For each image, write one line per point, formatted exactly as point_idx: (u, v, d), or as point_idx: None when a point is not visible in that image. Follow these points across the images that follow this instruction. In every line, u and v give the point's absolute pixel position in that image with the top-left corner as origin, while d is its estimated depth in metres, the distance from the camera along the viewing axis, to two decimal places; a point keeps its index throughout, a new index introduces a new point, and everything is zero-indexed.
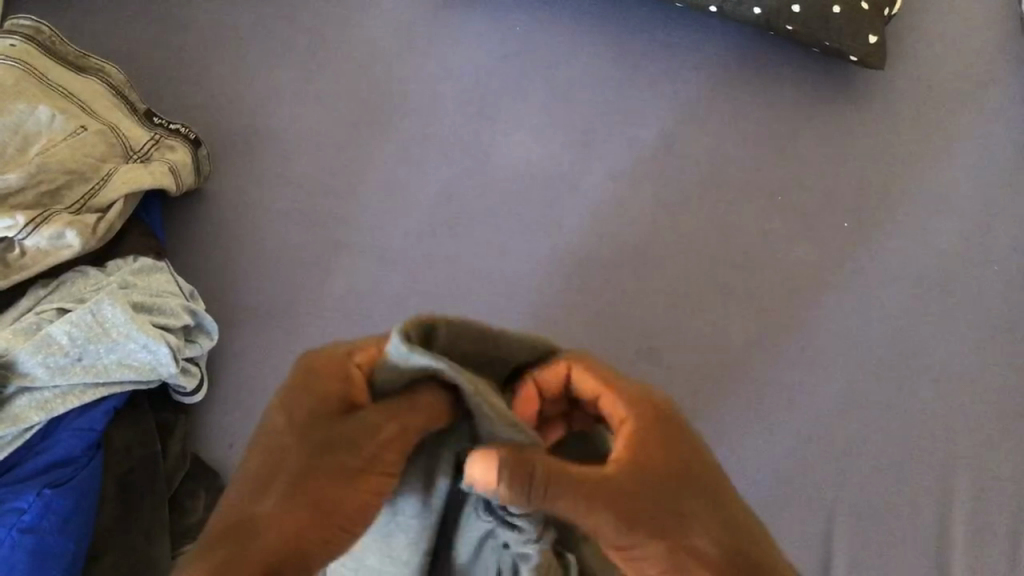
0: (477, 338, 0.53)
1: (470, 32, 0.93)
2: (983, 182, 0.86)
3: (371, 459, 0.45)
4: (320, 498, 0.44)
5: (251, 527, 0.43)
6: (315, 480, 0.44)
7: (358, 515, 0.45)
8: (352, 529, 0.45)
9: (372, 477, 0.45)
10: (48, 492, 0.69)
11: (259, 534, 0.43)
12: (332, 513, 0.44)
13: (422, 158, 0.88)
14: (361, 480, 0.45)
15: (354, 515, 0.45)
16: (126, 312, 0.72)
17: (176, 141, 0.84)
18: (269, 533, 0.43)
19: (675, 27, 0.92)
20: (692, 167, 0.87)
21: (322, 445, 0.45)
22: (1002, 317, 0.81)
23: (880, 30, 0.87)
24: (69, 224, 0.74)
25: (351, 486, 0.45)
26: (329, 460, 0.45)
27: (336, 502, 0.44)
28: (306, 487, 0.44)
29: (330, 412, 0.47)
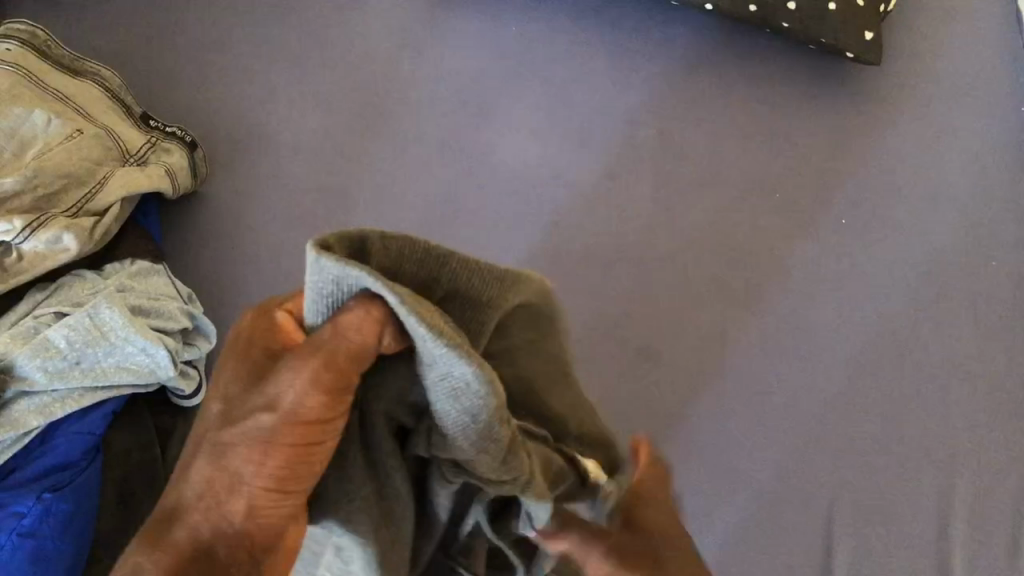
0: (421, 267, 0.43)
1: (465, 31, 0.93)
2: (980, 177, 0.86)
3: (284, 416, 0.38)
4: (240, 477, 0.39)
5: (182, 504, 0.40)
6: (236, 453, 0.39)
7: (303, 473, 0.39)
8: (300, 485, 0.40)
9: (306, 438, 0.39)
10: (48, 496, 0.69)
11: (177, 527, 0.39)
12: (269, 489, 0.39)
13: (419, 159, 0.88)
14: (288, 442, 0.39)
15: (298, 480, 0.39)
16: (124, 315, 0.72)
17: (172, 143, 0.85)
18: (202, 522, 0.39)
19: (670, 25, 0.92)
20: (690, 165, 0.87)
21: (241, 404, 0.40)
22: (1001, 311, 0.81)
23: (876, 27, 0.88)
24: (68, 227, 0.74)
25: (269, 458, 0.39)
26: (254, 427, 0.39)
27: (262, 475, 0.39)
28: (220, 461, 0.39)
29: (258, 368, 0.41)
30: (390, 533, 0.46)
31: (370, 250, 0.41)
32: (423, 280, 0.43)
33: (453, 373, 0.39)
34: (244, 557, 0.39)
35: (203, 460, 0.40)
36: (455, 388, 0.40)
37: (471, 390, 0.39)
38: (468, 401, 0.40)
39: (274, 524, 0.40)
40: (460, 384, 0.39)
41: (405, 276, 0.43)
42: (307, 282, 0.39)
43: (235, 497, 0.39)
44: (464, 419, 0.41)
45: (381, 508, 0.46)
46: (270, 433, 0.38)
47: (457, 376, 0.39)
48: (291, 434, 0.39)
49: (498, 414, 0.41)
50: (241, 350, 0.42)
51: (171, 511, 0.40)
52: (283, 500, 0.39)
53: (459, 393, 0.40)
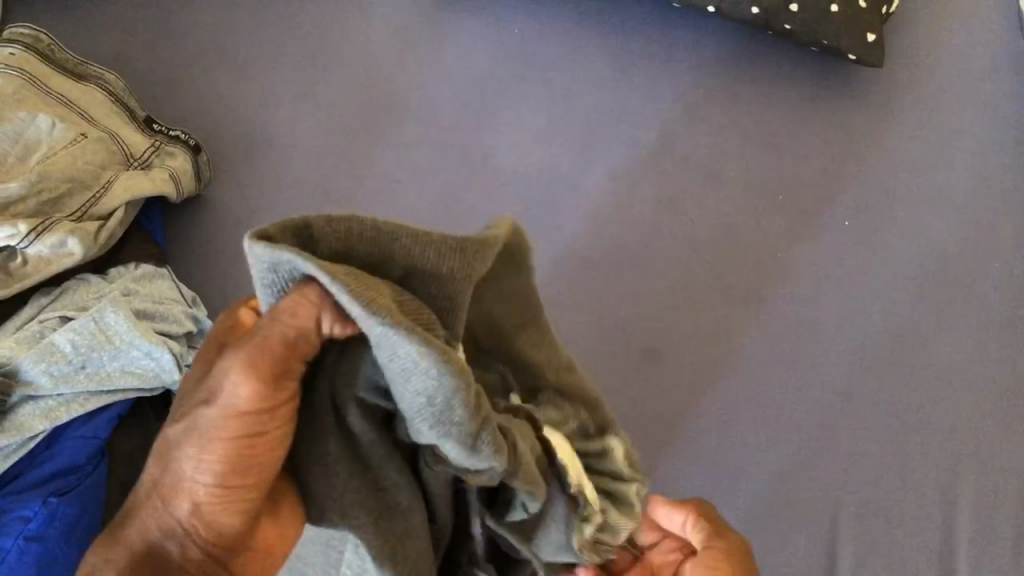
0: (375, 249, 0.42)
1: (467, 34, 0.93)
2: (982, 177, 0.86)
3: (221, 414, 0.40)
4: (181, 477, 0.41)
5: (139, 501, 0.43)
6: (180, 454, 0.41)
7: (244, 466, 0.41)
8: (237, 478, 0.41)
9: (240, 432, 0.40)
10: (54, 501, 0.69)
11: (127, 530, 0.43)
12: (220, 487, 0.41)
13: (423, 161, 0.88)
14: (224, 438, 0.40)
15: (243, 476, 0.41)
16: (129, 319, 0.72)
17: (176, 147, 0.85)
18: (153, 523, 0.42)
19: (673, 27, 0.93)
20: (693, 165, 0.87)
21: (184, 399, 0.43)
22: (1004, 311, 0.81)
23: (878, 29, 0.88)
24: (72, 232, 0.74)
25: (210, 455, 0.40)
26: (193, 426, 0.41)
27: (200, 472, 0.41)
28: (166, 465, 0.42)
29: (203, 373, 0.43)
30: (396, 531, 0.46)
31: (314, 235, 0.41)
32: (376, 260, 0.42)
33: (402, 349, 0.38)
34: (194, 555, 0.42)
35: (154, 462, 0.42)
36: (409, 366, 0.39)
37: (425, 363, 0.38)
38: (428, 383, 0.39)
39: (218, 517, 0.42)
40: (411, 358, 0.38)
41: (358, 256, 0.42)
42: (251, 271, 0.40)
43: (178, 496, 0.41)
44: (428, 398, 0.40)
45: (381, 505, 0.47)
46: (211, 431, 0.40)
47: (408, 355, 0.38)
48: (229, 432, 0.40)
49: (456, 388, 0.39)
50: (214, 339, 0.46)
51: (125, 513, 0.43)
52: (227, 495, 0.41)
53: (412, 368, 0.39)
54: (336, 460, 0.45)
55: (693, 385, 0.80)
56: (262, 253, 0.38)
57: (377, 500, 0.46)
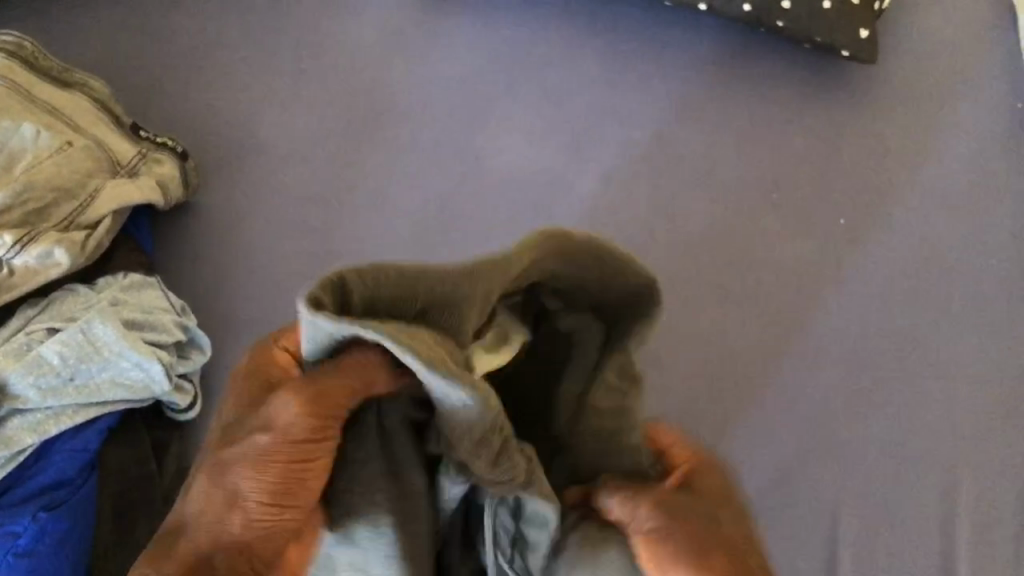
0: (398, 283, 0.46)
1: (457, 34, 0.92)
2: (977, 174, 0.86)
3: (280, 437, 0.43)
4: (238, 490, 0.43)
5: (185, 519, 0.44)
6: (234, 469, 0.43)
7: (301, 484, 0.43)
8: (298, 498, 0.43)
9: (287, 450, 0.43)
10: (44, 515, 0.68)
11: (183, 540, 0.43)
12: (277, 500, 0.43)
13: (414, 165, 0.87)
14: (265, 458, 0.43)
15: (289, 496, 0.43)
16: (117, 329, 0.71)
17: (164, 154, 0.84)
18: (206, 528, 0.43)
19: (665, 26, 0.92)
20: (687, 165, 0.86)
21: (242, 427, 0.45)
22: (1000, 309, 0.81)
23: (872, 25, 0.87)
24: (58, 241, 0.73)
25: (262, 472, 0.42)
26: (238, 448, 0.43)
27: (256, 488, 0.42)
28: (217, 481, 0.43)
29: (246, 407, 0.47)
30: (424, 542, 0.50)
31: (349, 289, 0.44)
32: (399, 299, 0.46)
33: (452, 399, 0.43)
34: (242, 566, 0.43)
35: (194, 481, 0.45)
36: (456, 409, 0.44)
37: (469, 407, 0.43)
38: (471, 418, 0.44)
39: (268, 543, 0.43)
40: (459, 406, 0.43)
41: (380, 302, 0.46)
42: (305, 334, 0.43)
43: (236, 509, 0.43)
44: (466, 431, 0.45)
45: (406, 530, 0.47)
46: (267, 450, 0.43)
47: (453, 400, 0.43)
48: (293, 454, 0.43)
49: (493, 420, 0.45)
50: (251, 372, 0.49)
51: (177, 524, 0.44)
52: (268, 509, 0.43)
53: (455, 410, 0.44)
54: (387, 487, 0.47)
55: (690, 388, 0.79)
56: (324, 325, 0.42)
57: (405, 515, 0.47)
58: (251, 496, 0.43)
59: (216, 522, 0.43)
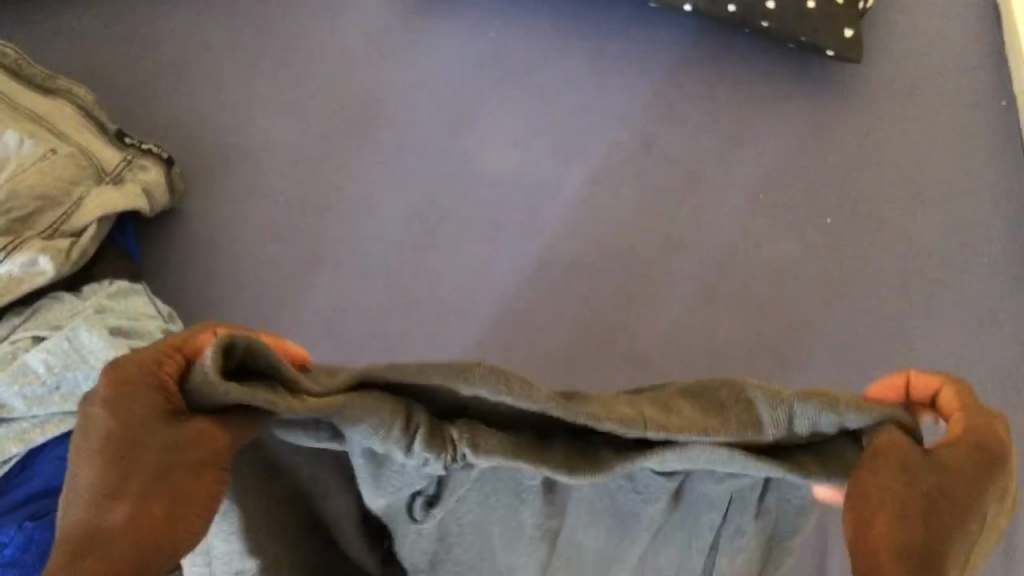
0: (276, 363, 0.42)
1: (443, 37, 0.92)
2: (962, 172, 0.86)
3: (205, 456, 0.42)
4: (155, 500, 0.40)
5: (102, 536, 0.40)
6: (132, 483, 0.40)
7: (216, 500, 0.42)
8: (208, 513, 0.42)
9: (214, 462, 0.42)
10: (31, 525, 0.67)
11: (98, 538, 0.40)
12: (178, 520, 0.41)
13: (400, 169, 0.87)
14: (202, 463, 0.41)
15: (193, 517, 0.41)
16: (102, 338, 0.71)
17: (149, 161, 0.83)
18: (105, 528, 0.40)
19: (651, 27, 0.92)
20: (673, 166, 0.86)
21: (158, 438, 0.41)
22: (986, 306, 0.81)
23: (857, 25, 0.87)
24: (43, 249, 0.73)
25: (211, 477, 0.42)
26: (164, 456, 0.41)
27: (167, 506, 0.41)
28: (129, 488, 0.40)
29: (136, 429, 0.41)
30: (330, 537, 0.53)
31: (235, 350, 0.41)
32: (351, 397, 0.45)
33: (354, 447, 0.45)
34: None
35: (108, 507, 0.40)
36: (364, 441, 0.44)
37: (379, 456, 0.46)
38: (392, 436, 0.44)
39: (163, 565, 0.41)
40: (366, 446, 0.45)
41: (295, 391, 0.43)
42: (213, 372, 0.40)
43: (135, 515, 0.40)
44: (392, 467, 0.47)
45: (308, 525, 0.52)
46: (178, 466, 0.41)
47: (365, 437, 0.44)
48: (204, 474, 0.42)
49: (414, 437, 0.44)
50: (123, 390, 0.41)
51: (86, 542, 0.40)
52: (193, 517, 0.41)
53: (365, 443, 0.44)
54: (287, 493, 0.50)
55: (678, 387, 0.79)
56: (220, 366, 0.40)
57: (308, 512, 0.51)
58: (162, 508, 0.41)
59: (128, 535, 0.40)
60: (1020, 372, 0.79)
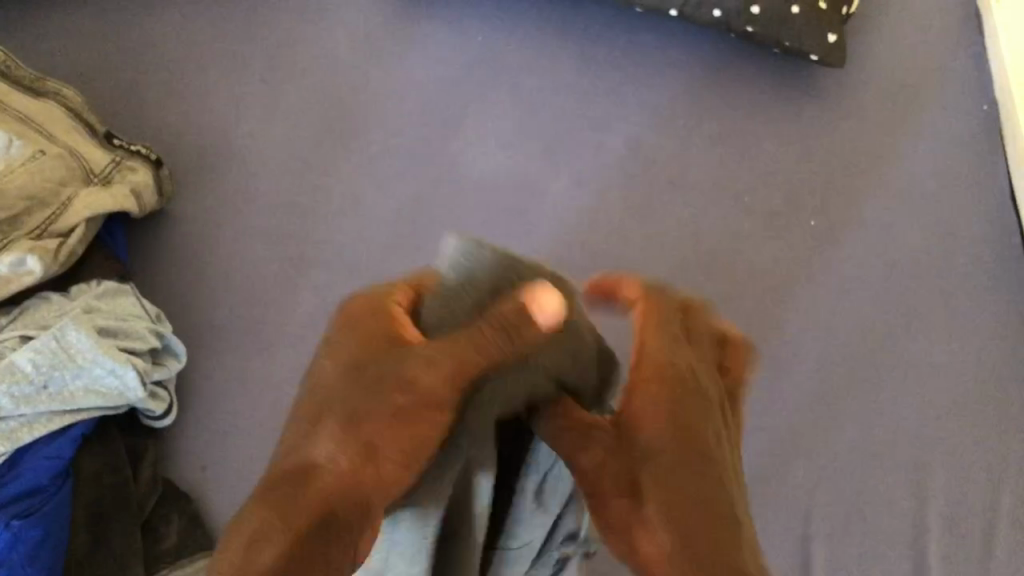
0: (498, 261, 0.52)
1: (432, 41, 0.93)
2: (945, 174, 0.87)
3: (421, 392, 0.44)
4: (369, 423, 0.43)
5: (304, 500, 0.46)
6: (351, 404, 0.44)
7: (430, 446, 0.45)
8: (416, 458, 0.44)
9: (423, 409, 0.44)
10: (17, 523, 0.68)
11: (315, 450, 0.43)
12: (411, 456, 0.44)
13: (387, 172, 0.87)
14: (412, 409, 0.44)
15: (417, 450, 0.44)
16: (91, 337, 0.72)
17: (137, 162, 0.83)
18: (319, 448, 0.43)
19: (637, 32, 0.93)
20: (659, 170, 0.87)
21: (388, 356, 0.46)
22: (968, 306, 0.82)
23: (839, 29, 0.89)
24: (31, 250, 0.74)
25: (409, 432, 0.44)
26: (386, 400, 0.44)
27: None
28: (350, 424, 0.43)
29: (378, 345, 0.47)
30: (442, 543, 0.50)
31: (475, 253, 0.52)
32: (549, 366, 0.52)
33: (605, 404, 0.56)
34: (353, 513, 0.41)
35: (316, 432, 0.44)
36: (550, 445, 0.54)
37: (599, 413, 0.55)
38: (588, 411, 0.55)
39: (384, 485, 0.43)
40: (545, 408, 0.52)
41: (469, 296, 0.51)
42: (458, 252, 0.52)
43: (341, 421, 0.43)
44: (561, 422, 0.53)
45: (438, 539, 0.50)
46: (398, 390, 0.44)
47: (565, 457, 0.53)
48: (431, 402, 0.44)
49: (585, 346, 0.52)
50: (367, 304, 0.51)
51: (298, 470, 0.42)
52: (401, 449, 0.44)
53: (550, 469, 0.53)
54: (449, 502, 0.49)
55: None
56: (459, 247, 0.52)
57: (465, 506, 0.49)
58: (388, 443, 0.43)
59: (345, 466, 0.42)
60: (1002, 374, 0.80)
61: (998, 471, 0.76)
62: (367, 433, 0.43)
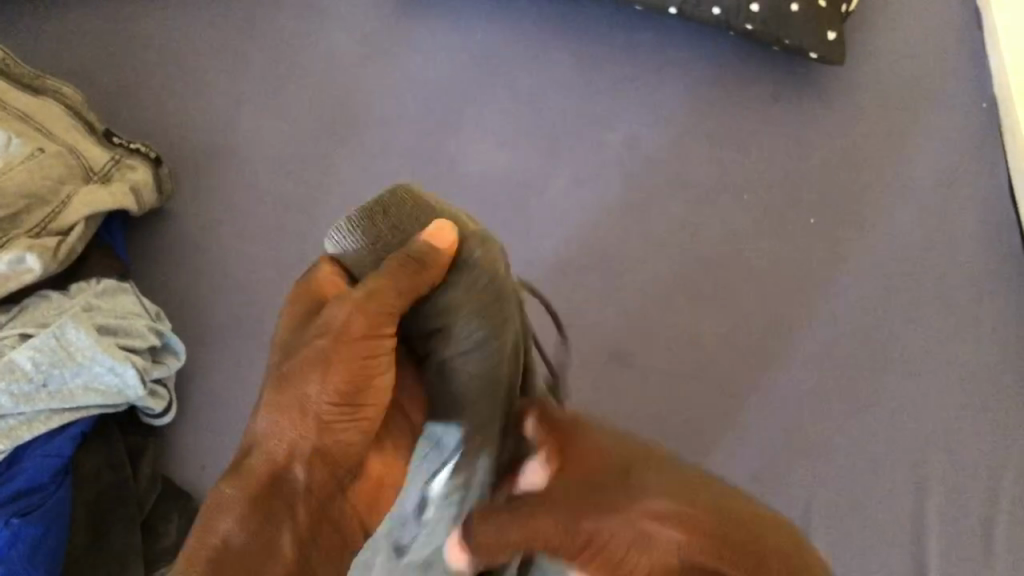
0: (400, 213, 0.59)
1: (430, 38, 0.93)
2: (945, 172, 0.87)
3: (336, 334, 0.50)
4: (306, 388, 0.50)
5: (286, 494, 0.50)
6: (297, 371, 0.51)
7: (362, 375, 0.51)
8: (353, 386, 0.50)
9: (350, 345, 0.50)
10: (16, 522, 0.68)
11: (265, 415, 0.51)
12: (349, 388, 0.50)
13: (386, 171, 0.87)
14: (338, 351, 0.50)
15: (358, 390, 0.51)
16: (91, 335, 0.72)
17: (137, 160, 0.83)
18: (269, 409, 0.51)
19: (636, 30, 0.93)
20: (658, 169, 0.87)
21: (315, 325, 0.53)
22: (968, 302, 0.82)
23: (839, 27, 0.88)
24: (30, 248, 0.74)
25: (330, 373, 0.50)
26: (314, 349, 0.51)
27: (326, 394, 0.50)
28: (288, 381, 0.51)
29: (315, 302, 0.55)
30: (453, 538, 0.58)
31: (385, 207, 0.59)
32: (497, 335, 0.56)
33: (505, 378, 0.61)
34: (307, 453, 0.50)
35: (270, 397, 0.52)
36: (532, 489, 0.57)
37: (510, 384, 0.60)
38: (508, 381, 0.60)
39: (327, 427, 0.50)
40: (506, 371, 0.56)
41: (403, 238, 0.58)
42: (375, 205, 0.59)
43: (289, 378, 0.51)
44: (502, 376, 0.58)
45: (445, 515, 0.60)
46: (325, 338, 0.51)
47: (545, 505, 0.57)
48: (353, 335, 0.51)
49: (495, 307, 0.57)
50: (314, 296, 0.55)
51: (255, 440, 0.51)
52: (342, 390, 0.50)
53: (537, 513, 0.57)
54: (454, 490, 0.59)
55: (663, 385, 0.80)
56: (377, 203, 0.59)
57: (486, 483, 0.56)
58: (319, 378, 0.50)
59: (292, 417, 0.50)
60: (1002, 371, 0.79)
61: (998, 468, 0.76)
62: (300, 385, 0.50)
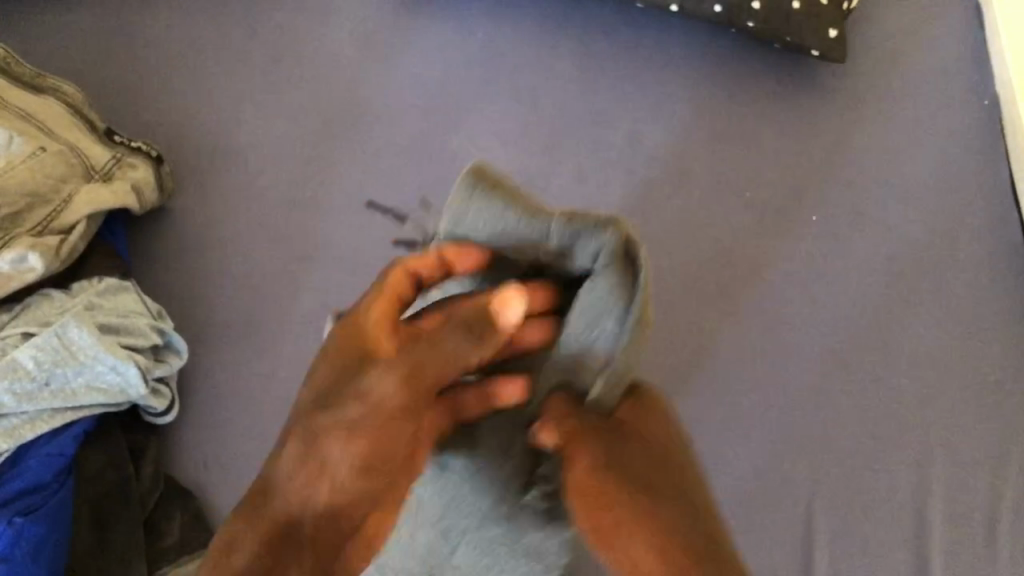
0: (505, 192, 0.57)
1: (432, 35, 0.92)
2: (946, 169, 0.87)
3: (375, 405, 0.46)
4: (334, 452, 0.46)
5: (295, 542, 0.46)
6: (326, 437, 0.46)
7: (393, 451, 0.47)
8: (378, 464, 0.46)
9: (385, 419, 0.46)
10: (20, 521, 0.68)
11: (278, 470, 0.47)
12: (374, 460, 0.46)
13: (387, 168, 0.87)
14: (377, 423, 0.46)
15: (382, 461, 0.47)
16: (93, 334, 0.72)
17: (138, 159, 0.83)
18: (286, 463, 0.46)
19: (638, 26, 0.93)
20: (660, 166, 0.87)
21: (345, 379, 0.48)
22: (970, 300, 0.82)
23: (841, 24, 0.88)
24: (32, 247, 0.74)
25: (355, 439, 0.46)
26: (349, 416, 0.46)
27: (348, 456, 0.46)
28: (312, 442, 0.46)
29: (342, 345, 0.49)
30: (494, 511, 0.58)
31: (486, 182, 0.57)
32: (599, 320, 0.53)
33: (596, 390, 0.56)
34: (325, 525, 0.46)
35: (287, 450, 0.47)
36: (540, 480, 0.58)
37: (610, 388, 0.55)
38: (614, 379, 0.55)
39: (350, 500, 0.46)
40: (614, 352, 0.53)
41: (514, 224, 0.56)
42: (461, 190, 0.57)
43: (314, 440, 0.46)
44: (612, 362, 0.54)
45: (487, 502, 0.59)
46: (363, 407, 0.46)
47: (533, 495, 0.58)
48: (395, 408, 0.47)
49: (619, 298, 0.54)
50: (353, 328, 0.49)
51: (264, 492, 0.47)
52: (373, 466, 0.46)
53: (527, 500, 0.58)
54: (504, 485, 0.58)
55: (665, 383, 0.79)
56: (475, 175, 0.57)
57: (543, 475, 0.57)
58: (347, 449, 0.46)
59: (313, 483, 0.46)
60: (1004, 368, 0.79)
61: (1000, 465, 0.76)
62: (323, 445, 0.46)
